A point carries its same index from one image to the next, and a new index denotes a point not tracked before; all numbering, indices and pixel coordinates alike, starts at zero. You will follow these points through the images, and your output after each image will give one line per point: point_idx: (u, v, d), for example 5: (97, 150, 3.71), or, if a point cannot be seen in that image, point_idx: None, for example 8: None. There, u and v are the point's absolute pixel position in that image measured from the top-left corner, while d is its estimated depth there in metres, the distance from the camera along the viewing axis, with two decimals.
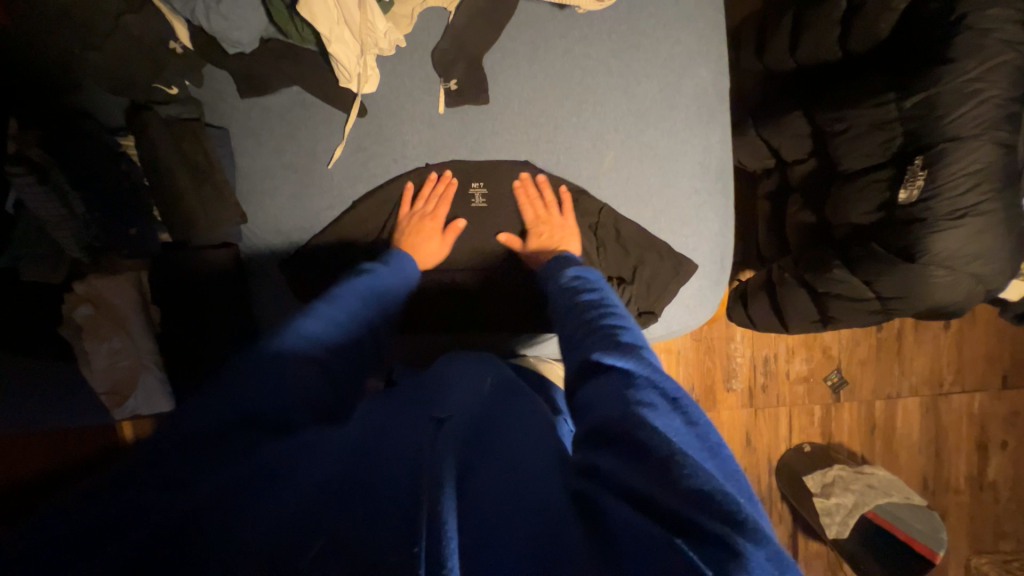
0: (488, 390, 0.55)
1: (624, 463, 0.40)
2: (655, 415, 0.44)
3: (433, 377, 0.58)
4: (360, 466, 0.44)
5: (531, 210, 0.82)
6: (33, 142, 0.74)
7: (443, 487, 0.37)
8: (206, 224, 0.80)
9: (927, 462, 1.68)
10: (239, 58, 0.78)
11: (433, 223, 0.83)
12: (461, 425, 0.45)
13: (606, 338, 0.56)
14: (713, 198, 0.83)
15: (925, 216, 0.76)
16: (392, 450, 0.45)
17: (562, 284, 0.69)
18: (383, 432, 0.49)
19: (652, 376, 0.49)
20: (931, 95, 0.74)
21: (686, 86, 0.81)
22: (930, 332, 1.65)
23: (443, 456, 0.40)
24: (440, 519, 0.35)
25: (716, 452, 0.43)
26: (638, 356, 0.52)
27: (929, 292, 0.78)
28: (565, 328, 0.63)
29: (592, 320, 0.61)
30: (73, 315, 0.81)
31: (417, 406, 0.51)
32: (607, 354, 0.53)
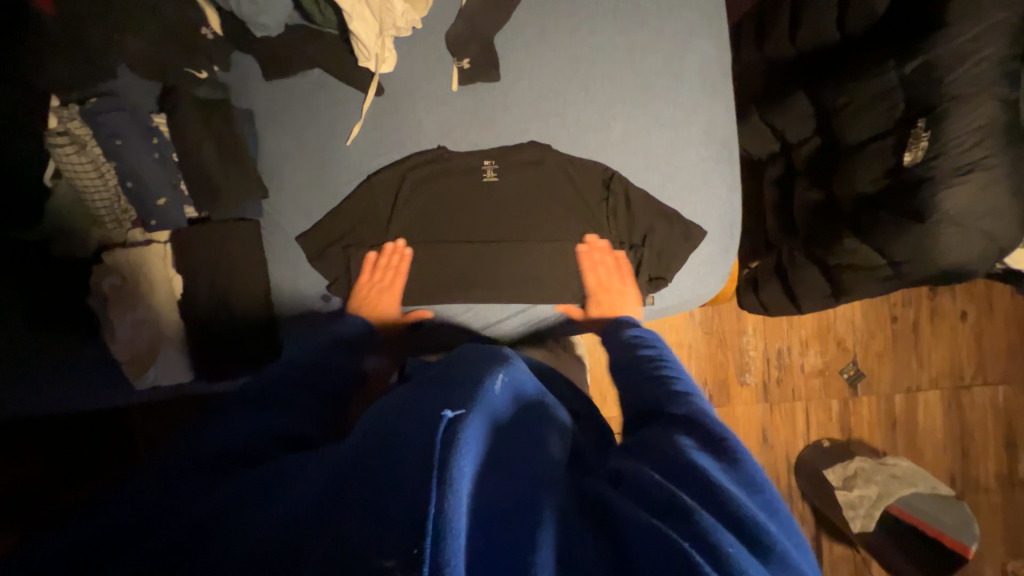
0: (498, 384, 0.49)
1: (650, 499, 0.44)
2: (702, 455, 0.49)
3: (451, 370, 0.55)
4: (371, 456, 0.42)
5: (594, 277, 0.85)
6: (76, 116, 0.78)
7: (457, 477, 0.37)
8: (234, 197, 0.84)
9: (953, 460, 1.62)
10: (265, 41, 0.83)
11: (391, 293, 0.86)
12: (480, 426, 0.42)
13: (665, 386, 0.63)
14: (719, 166, 0.85)
15: (930, 174, 0.77)
16: (398, 445, 0.41)
17: (622, 341, 0.77)
18: (393, 424, 0.45)
19: (702, 424, 0.54)
20: (929, 59, 0.76)
21: (689, 60, 0.84)
22: (947, 323, 1.62)
23: (456, 460, 0.38)
24: (445, 516, 0.34)
25: (760, 489, 0.45)
26: (698, 406, 0.58)
27: (941, 252, 0.79)
28: (626, 377, 0.71)
29: (655, 373, 0.68)
30: (101, 285, 0.82)
31: (434, 393, 0.49)
32: (671, 406, 0.59)
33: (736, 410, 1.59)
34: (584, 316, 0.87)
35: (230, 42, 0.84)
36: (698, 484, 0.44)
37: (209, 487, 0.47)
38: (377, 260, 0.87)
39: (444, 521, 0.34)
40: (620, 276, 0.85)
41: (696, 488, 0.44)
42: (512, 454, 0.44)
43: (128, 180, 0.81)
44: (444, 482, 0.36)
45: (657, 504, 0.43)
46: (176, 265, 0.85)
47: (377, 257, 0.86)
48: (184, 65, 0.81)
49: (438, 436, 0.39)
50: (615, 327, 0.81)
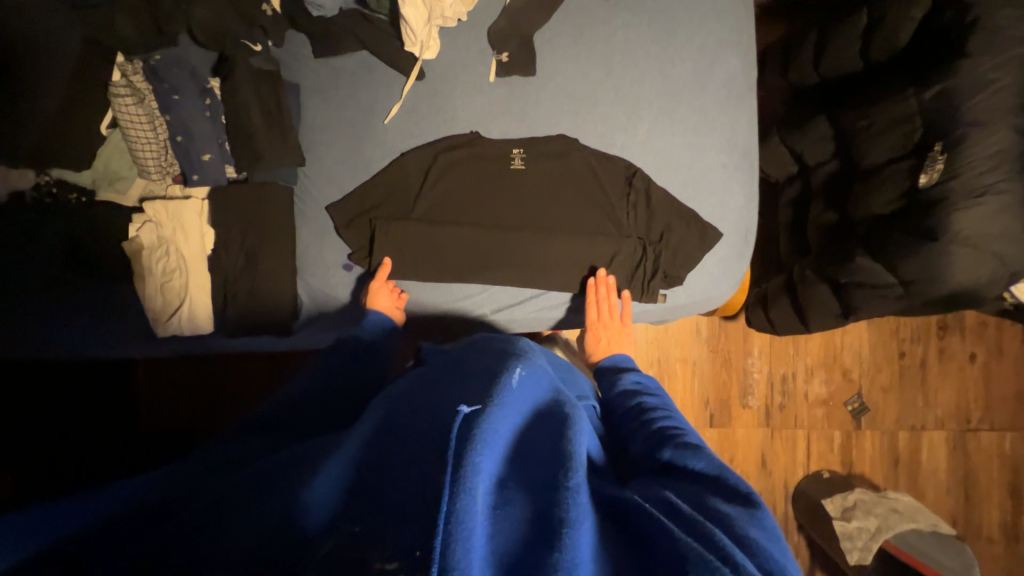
0: (515, 377, 0.50)
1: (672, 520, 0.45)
2: (711, 497, 0.50)
3: (471, 361, 0.57)
4: (394, 443, 0.45)
5: (596, 310, 0.88)
6: (138, 71, 0.84)
7: (476, 476, 0.39)
8: (273, 158, 0.87)
9: (956, 504, 1.59)
10: (319, 21, 0.89)
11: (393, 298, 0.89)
12: (496, 420, 0.43)
13: (667, 435, 0.61)
14: (738, 173, 0.89)
15: (945, 196, 0.79)
16: (423, 437, 0.43)
17: (623, 386, 0.76)
18: (416, 413, 0.48)
19: (723, 476, 0.53)
20: (949, 86, 0.80)
21: (717, 71, 0.89)
22: (955, 363, 1.61)
23: (471, 458, 0.39)
24: (456, 515, 0.36)
25: (776, 542, 0.46)
26: (704, 455, 0.56)
27: (952, 272, 0.80)
28: (625, 421, 0.69)
29: (655, 420, 0.65)
30: (137, 234, 0.85)
31: (454, 386, 0.50)
32: (679, 455, 0.56)
33: (736, 432, 1.58)
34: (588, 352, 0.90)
35: (286, 19, 0.90)
36: (720, 523, 0.45)
37: (250, 466, 0.51)
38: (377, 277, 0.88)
39: (453, 522, 0.35)
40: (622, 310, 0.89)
41: (714, 525, 0.45)
42: (531, 452, 0.46)
43: (177, 135, 0.85)
44: (456, 480, 0.38)
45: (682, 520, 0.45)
46: (209, 222, 0.89)
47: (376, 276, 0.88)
48: (241, 37, 0.86)
49: (454, 431, 0.41)
50: (615, 370, 0.80)
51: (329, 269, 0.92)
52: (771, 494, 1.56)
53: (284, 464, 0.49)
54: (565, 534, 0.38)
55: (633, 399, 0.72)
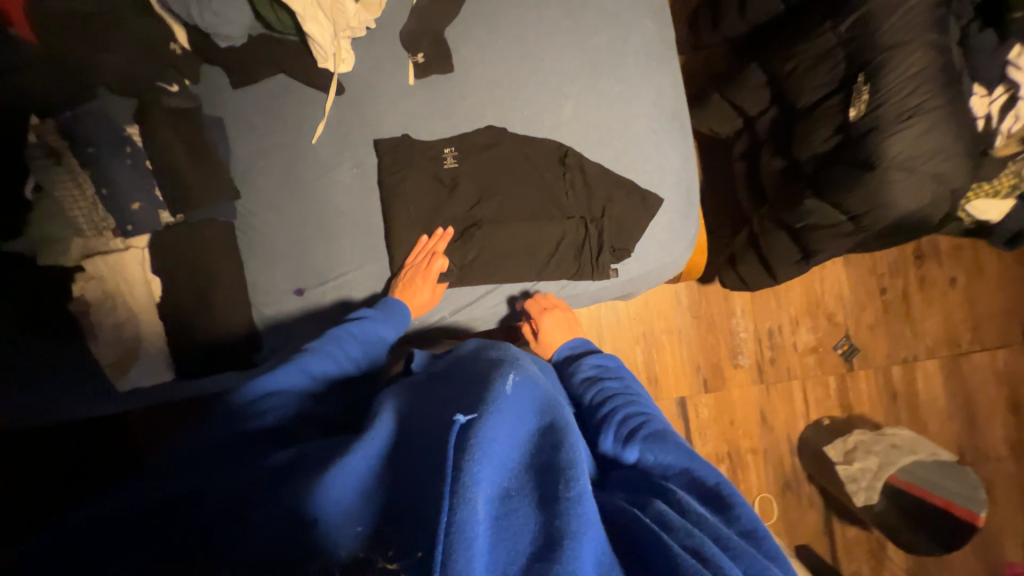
0: (510, 384, 0.49)
1: (660, 525, 0.46)
2: (687, 495, 0.52)
3: (466, 365, 0.56)
4: (403, 455, 0.46)
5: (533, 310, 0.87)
6: (51, 129, 0.82)
7: (474, 489, 0.39)
8: (207, 195, 0.88)
9: (960, 429, 1.59)
10: (229, 51, 0.88)
11: (424, 275, 0.85)
12: (496, 431, 0.43)
13: (639, 427, 0.61)
14: (671, 135, 0.88)
15: (875, 125, 0.79)
16: (422, 450, 0.44)
17: (584, 371, 0.73)
18: (421, 421, 0.48)
19: (693, 467, 0.55)
20: (863, 14, 0.80)
21: (633, 36, 0.88)
22: (937, 290, 1.61)
23: (468, 472, 0.40)
24: (457, 527, 0.37)
25: (754, 531, 0.49)
26: (675, 445, 0.58)
27: (895, 199, 0.80)
28: (591, 411, 0.67)
29: (622, 408, 0.65)
30: (82, 291, 0.84)
31: (452, 393, 0.49)
32: (649, 451, 0.58)
33: (732, 394, 1.58)
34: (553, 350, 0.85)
35: (198, 56, 0.90)
36: (700, 523, 0.47)
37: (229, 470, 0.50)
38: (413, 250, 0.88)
39: (454, 534, 0.37)
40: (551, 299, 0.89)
41: (698, 526, 0.47)
42: (534, 462, 0.45)
43: (103, 187, 0.85)
44: (455, 494, 0.39)
45: (671, 525, 0.46)
46: (152, 269, 0.89)
47: (428, 240, 0.87)
48: (155, 80, 0.87)
49: (451, 442, 0.42)
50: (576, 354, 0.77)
51: (279, 297, 0.91)
52: (775, 449, 1.56)
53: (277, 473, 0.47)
54: (565, 548, 0.39)
55: (593, 386, 0.70)
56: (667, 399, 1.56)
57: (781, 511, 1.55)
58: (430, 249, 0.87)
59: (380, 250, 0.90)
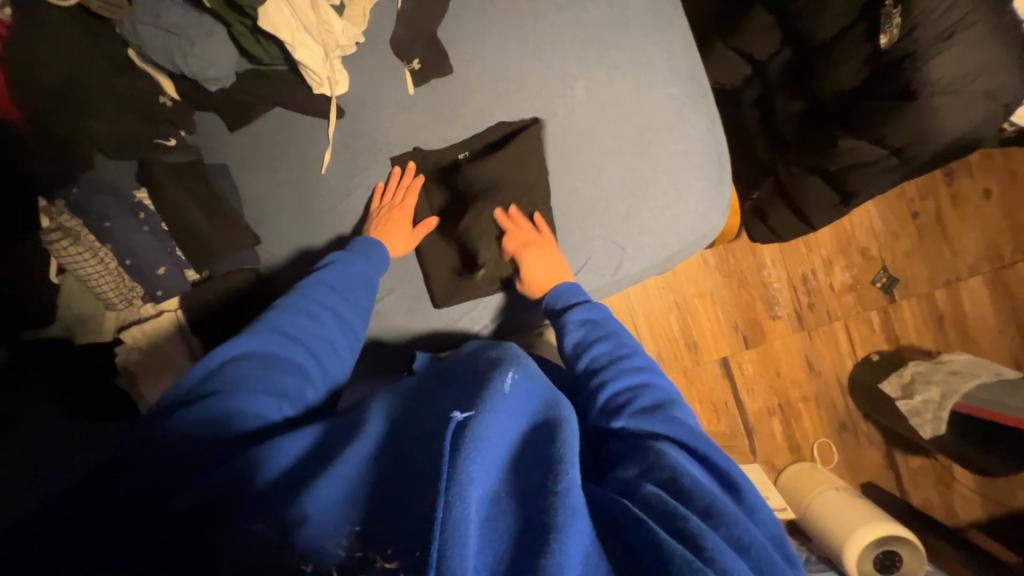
0: (510, 381, 0.48)
1: (649, 505, 0.44)
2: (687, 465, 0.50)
3: (466, 365, 0.56)
4: (395, 461, 0.45)
5: (515, 240, 0.81)
6: (64, 209, 0.79)
7: (467, 486, 0.38)
8: (227, 246, 0.85)
9: (1014, 342, 1.55)
10: (221, 94, 0.84)
11: (402, 212, 0.84)
12: (490, 427, 0.43)
13: (624, 398, 0.60)
14: (691, 98, 0.84)
15: (913, 49, 0.74)
16: (414, 449, 0.44)
17: (569, 338, 0.71)
18: (415, 424, 0.48)
19: (688, 439, 0.53)
20: None
21: (634, 1, 0.84)
22: (971, 206, 1.55)
23: (465, 470, 0.39)
24: (453, 532, 0.36)
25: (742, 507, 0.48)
26: (666, 416, 0.56)
27: (944, 123, 0.76)
28: (582, 380, 0.66)
29: (605, 376, 0.63)
30: (127, 363, 0.85)
31: (451, 394, 0.49)
32: (634, 421, 0.56)
33: (774, 346, 1.55)
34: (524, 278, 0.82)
35: (189, 104, 0.87)
36: (693, 498, 0.45)
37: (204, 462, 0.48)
38: (383, 188, 0.85)
39: (450, 530, 0.36)
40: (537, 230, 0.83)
41: (690, 503, 0.45)
42: (525, 457, 0.45)
43: (126, 258, 0.83)
44: (450, 490, 0.38)
45: (663, 510, 0.43)
46: (189, 327, 0.87)
47: (391, 182, 0.85)
48: (152, 137, 0.84)
49: (449, 439, 0.41)
50: (560, 315, 0.74)
51: None
52: (826, 393, 1.54)
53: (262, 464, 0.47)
54: (553, 538, 0.38)
55: (590, 351, 0.68)
56: (710, 362, 1.54)
57: (840, 453, 1.54)
58: (398, 182, 0.85)
59: (410, 268, 0.86)
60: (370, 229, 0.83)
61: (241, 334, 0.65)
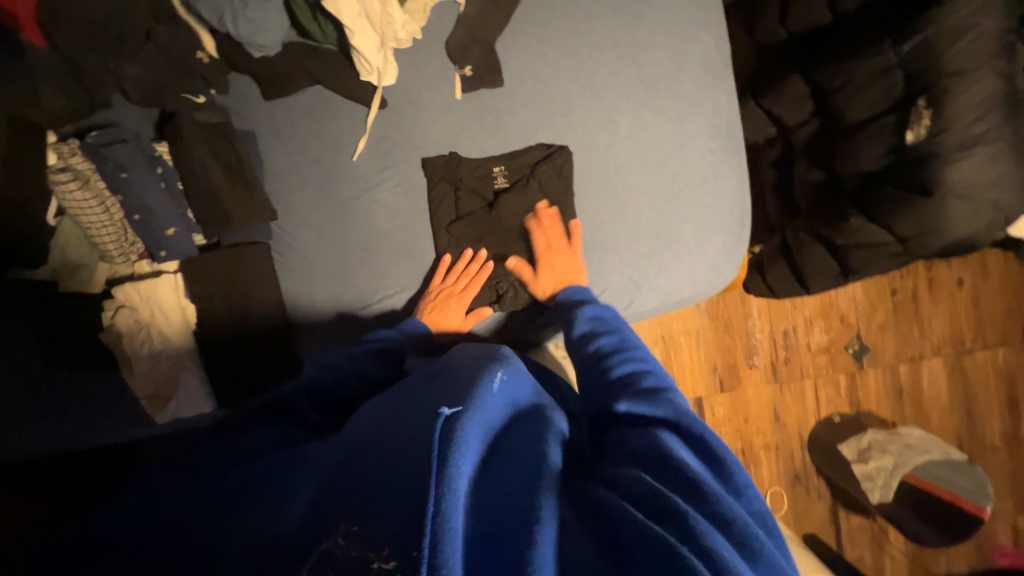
0: (496, 382, 0.49)
1: (629, 498, 0.45)
2: (681, 447, 0.52)
3: (448, 363, 0.56)
4: (366, 457, 0.44)
5: (543, 238, 0.84)
6: (77, 151, 0.76)
7: (456, 476, 0.39)
8: (245, 218, 0.82)
9: (959, 423, 1.67)
10: (263, 61, 0.81)
11: (459, 300, 0.83)
12: (476, 422, 0.43)
13: (629, 386, 0.62)
14: (727, 155, 0.87)
15: (936, 150, 0.80)
16: (391, 440, 0.43)
17: (580, 331, 0.74)
18: (394, 417, 0.47)
19: (684, 420, 0.55)
20: (928, 37, 0.79)
21: (691, 52, 0.86)
22: (944, 291, 1.66)
23: (456, 460, 0.40)
24: (445, 522, 0.36)
25: (734, 483, 0.50)
26: (667, 402, 0.58)
27: (949, 224, 0.82)
28: (589, 369, 0.69)
29: (612, 367, 0.66)
30: (114, 321, 0.80)
31: (432, 390, 0.49)
32: (636, 406, 0.58)
33: (747, 393, 1.61)
34: (535, 277, 0.84)
35: (230, 66, 0.82)
36: (680, 479, 0.47)
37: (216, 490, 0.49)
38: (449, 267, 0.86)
39: (441, 521, 0.36)
40: (570, 241, 0.84)
41: (678, 488, 0.46)
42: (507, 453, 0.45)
43: (135, 213, 0.78)
44: (441, 481, 0.38)
45: (649, 503, 0.44)
46: (189, 295, 0.83)
47: (458, 265, 0.85)
48: (182, 90, 0.80)
49: (437, 432, 0.41)
50: (575, 307, 0.78)
51: (320, 320, 0.87)
52: (787, 445, 1.61)
53: (250, 488, 0.49)
54: (536, 533, 0.38)
55: (594, 344, 0.71)
56: None
57: (790, 503, 1.61)
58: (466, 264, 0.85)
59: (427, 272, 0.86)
60: (421, 312, 0.83)
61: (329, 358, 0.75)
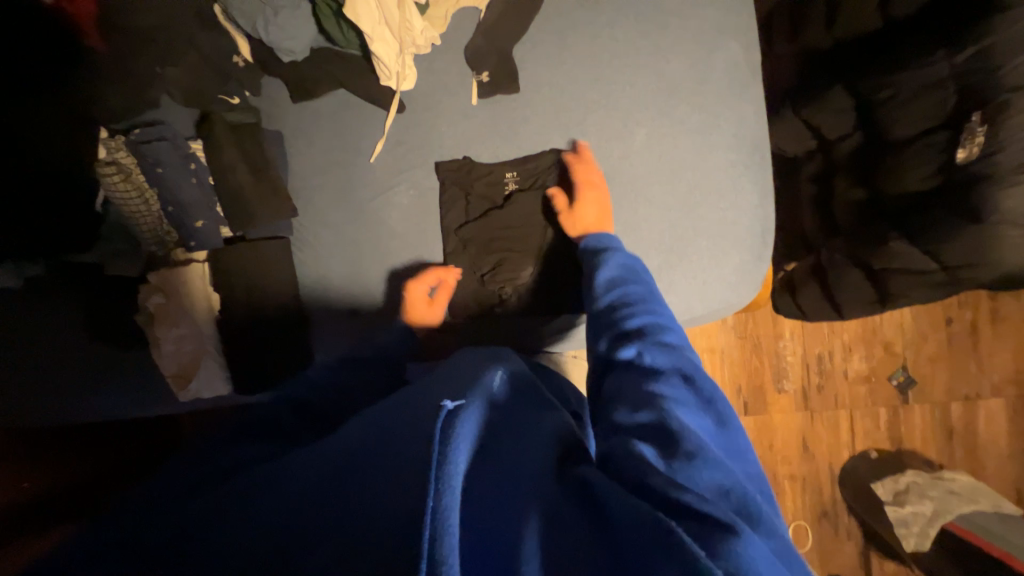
0: (495, 381, 0.52)
1: (626, 483, 0.46)
2: (685, 407, 0.53)
3: (449, 370, 0.59)
4: (362, 469, 0.45)
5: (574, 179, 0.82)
6: (123, 147, 0.82)
7: (455, 468, 0.40)
8: (268, 214, 0.86)
9: (1020, 472, 1.50)
10: (292, 65, 0.85)
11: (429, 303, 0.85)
12: (477, 413, 0.46)
13: (641, 333, 0.63)
14: (750, 169, 0.84)
15: (990, 172, 0.72)
16: (389, 446, 0.46)
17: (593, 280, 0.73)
18: (392, 421, 0.49)
19: (690, 374, 0.57)
20: (986, 46, 0.72)
21: (717, 60, 0.83)
22: (1010, 324, 1.50)
23: (454, 450, 0.41)
24: (442, 516, 0.37)
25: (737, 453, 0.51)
26: (678, 354, 0.60)
27: (1004, 254, 0.74)
28: (599, 315, 0.68)
29: (624, 313, 0.66)
30: (147, 303, 0.86)
31: (428, 393, 0.52)
32: (647, 352, 0.60)
33: (773, 419, 1.52)
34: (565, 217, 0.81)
35: (261, 68, 0.86)
36: (685, 442, 0.48)
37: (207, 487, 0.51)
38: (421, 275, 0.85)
39: (441, 517, 0.37)
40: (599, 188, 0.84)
41: (680, 449, 0.47)
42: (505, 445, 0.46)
43: (170, 205, 0.85)
44: (440, 477, 0.39)
45: (646, 486, 0.44)
46: (213, 284, 0.88)
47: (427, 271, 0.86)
48: (219, 93, 0.85)
49: (438, 427, 0.43)
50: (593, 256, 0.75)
51: (331, 315, 0.90)
52: (815, 478, 1.51)
53: (234, 477, 0.51)
54: (528, 528, 0.40)
55: (616, 289, 0.70)
56: None
57: (816, 541, 1.50)
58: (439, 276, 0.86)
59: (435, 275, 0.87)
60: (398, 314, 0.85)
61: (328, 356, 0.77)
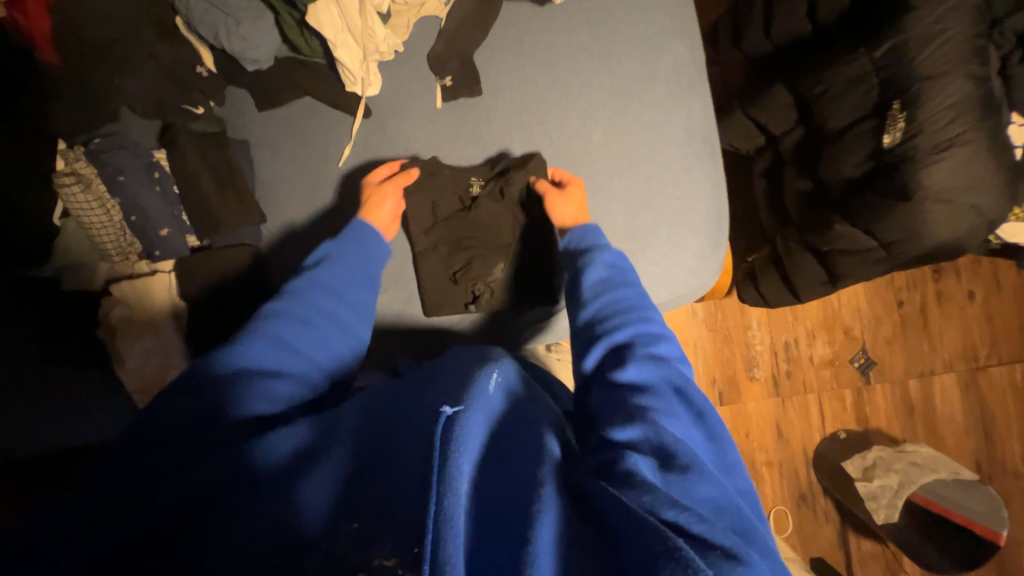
0: (492, 382, 0.51)
1: (624, 490, 0.45)
2: (682, 423, 0.54)
3: (441, 368, 0.58)
4: (369, 470, 0.46)
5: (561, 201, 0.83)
6: (82, 158, 0.82)
7: (457, 474, 0.42)
8: (233, 222, 0.86)
9: (977, 445, 1.59)
10: (256, 74, 0.87)
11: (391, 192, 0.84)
12: (478, 418, 0.46)
13: (633, 345, 0.62)
14: (701, 161, 0.89)
15: (912, 154, 0.79)
16: (393, 450, 0.47)
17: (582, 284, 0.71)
18: (391, 423, 0.50)
19: (682, 387, 0.59)
20: (899, 41, 0.79)
21: (664, 62, 0.89)
22: (955, 304, 1.60)
23: (456, 458, 0.42)
24: (445, 520, 0.39)
25: (727, 464, 0.54)
26: (671, 367, 0.60)
27: (930, 229, 0.80)
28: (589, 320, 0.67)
29: (616, 322, 0.65)
30: (109, 316, 0.85)
31: (419, 398, 0.52)
32: (642, 365, 0.59)
33: (748, 407, 1.56)
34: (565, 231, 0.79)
35: (224, 78, 0.88)
36: (680, 460, 0.49)
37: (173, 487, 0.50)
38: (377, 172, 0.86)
39: (444, 520, 0.39)
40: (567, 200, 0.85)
41: (676, 466, 0.48)
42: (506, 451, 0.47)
43: (132, 215, 0.84)
44: (442, 481, 0.41)
45: (642, 494, 0.45)
46: (180, 294, 0.86)
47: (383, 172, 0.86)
48: (182, 102, 0.85)
49: (437, 435, 0.44)
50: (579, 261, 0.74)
51: None
52: (791, 462, 1.55)
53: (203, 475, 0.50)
54: (533, 527, 0.41)
55: (604, 292, 0.69)
56: None
57: (796, 525, 1.54)
58: (396, 169, 0.86)
59: (407, 275, 0.88)
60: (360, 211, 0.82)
61: (234, 343, 0.63)
